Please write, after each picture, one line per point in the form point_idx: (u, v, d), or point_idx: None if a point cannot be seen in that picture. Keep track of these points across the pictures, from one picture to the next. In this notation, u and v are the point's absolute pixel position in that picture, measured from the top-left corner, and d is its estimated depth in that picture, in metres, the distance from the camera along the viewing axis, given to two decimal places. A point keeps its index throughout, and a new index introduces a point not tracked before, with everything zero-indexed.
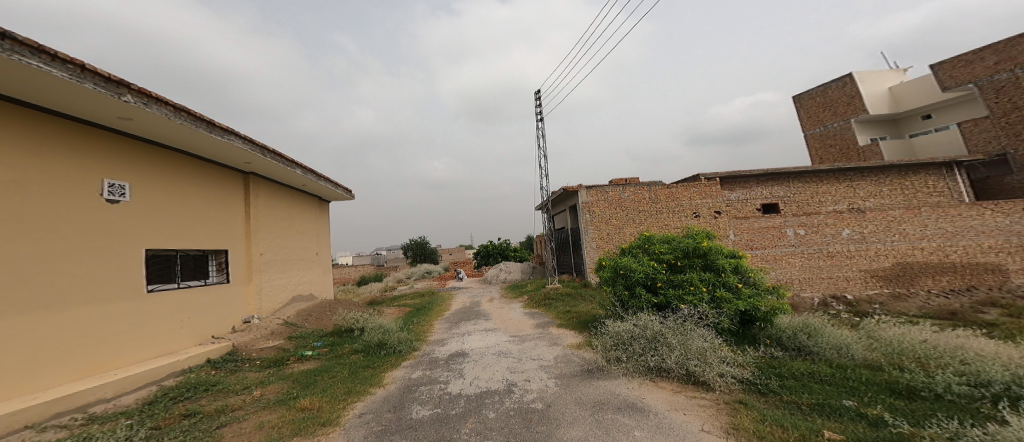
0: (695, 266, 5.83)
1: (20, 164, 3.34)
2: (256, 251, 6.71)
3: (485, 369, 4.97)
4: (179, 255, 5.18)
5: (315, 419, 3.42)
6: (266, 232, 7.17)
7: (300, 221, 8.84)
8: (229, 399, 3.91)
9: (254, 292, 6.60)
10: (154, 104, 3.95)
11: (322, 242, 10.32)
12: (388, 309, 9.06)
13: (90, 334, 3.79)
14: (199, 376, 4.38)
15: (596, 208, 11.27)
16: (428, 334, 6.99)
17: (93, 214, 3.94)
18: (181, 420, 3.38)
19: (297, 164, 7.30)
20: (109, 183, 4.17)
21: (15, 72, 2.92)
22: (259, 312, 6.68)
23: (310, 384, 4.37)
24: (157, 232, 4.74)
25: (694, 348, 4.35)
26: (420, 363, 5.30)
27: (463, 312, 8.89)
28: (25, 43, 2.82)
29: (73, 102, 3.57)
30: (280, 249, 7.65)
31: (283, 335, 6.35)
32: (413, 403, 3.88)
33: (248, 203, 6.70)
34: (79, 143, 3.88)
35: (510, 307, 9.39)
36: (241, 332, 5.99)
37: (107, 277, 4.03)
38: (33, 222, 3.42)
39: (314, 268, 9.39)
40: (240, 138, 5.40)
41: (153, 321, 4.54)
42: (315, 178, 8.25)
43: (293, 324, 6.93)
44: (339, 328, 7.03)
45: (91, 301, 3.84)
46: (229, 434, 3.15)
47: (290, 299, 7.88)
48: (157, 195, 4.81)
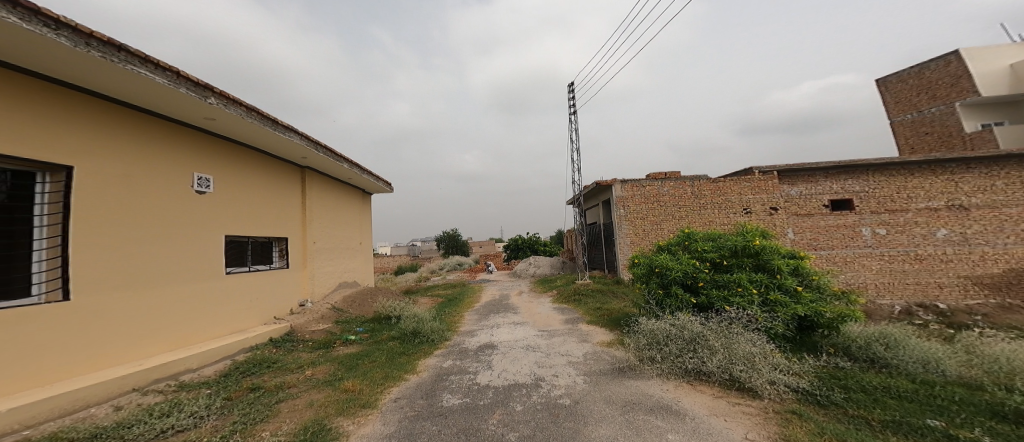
0: (744, 266, 5.43)
1: (129, 159, 3.85)
2: (310, 239, 7.28)
3: (512, 362, 5.03)
4: (250, 241, 5.79)
5: (355, 401, 3.67)
6: (319, 222, 7.76)
7: (347, 213, 9.45)
8: (285, 376, 4.31)
9: (308, 278, 7.17)
10: (232, 105, 4.40)
11: (365, 233, 10.95)
12: (423, 299, 9.44)
13: (179, 310, 4.33)
14: (263, 354, 4.88)
15: (632, 202, 10.84)
16: (459, 325, 7.21)
17: (185, 204, 4.50)
18: (247, 393, 3.78)
19: (345, 159, 7.80)
20: (198, 176, 4.73)
21: (128, 79, 3.38)
22: (312, 296, 7.26)
23: (353, 367, 4.69)
24: (233, 221, 5.31)
25: (740, 352, 4.09)
26: (451, 353, 5.48)
27: (492, 304, 9.09)
28: (135, 54, 3.25)
29: (170, 105, 4.06)
30: (329, 238, 8.22)
31: (331, 319, 6.87)
32: (444, 391, 4.03)
33: (304, 195, 7.29)
34: (170, 141, 4.35)
35: (539, 301, 9.37)
36: (297, 314, 6.58)
37: (192, 260, 4.56)
38: (144, 208, 3.98)
39: (358, 257, 10.02)
40: (298, 134, 5.84)
41: (228, 300, 5.08)
42: (360, 172, 8.76)
43: (340, 309, 7.44)
44: (379, 315, 7.48)
45: (182, 281, 4.40)
46: (284, 410, 3.48)
47: (337, 286, 8.48)
48: (233, 188, 5.37)
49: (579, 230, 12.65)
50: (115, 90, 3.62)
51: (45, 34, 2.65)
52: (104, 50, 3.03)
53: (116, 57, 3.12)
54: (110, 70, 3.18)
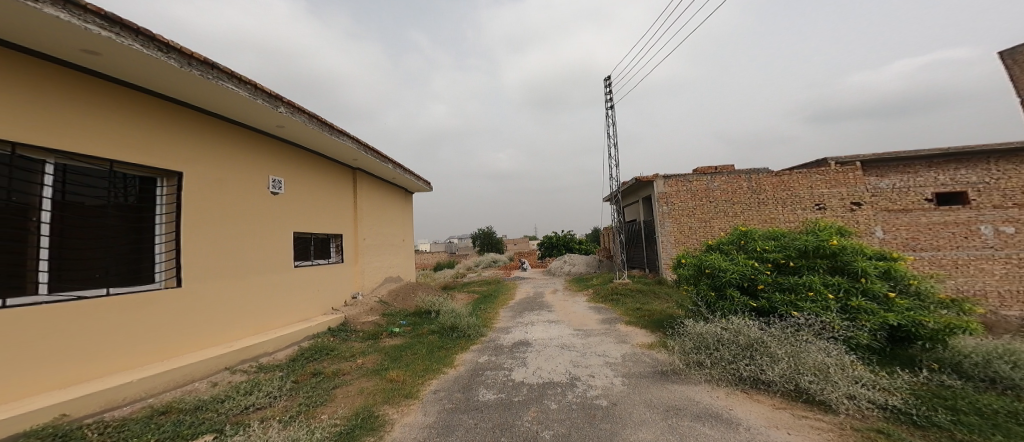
0: (818, 268, 4.34)
1: (219, 165, 4.28)
2: (361, 236, 7.77)
3: (547, 360, 4.94)
4: (313, 238, 6.30)
5: (399, 391, 3.84)
6: (367, 220, 8.26)
7: (391, 212, 9.94)
8: (340, 364, 4.63)
9: (359, 273, 7.65)
10: (297, 113, 4.74)
11: (407, 231, 11.44)
12: (460, 295, 9.70)
13: (260, 299, 4.79)
14: (323, 341, 5.28)
15: (676, 199, 10.24)
16: (494, 322, 7.31)
17: (264, 204, 4.96)
18: (311, 378, 4.12)
19: (390, 160, 8.19)
20: (273, 179, 5.18)
21: (216, 93, 3.74)
22: (362, 289, 7.75)
23: (397, 358, 4.94)
24: (300, 220, 5.78)
25: (809, 361, 3.36)
26: (486, 349, 5.57)
27: (526, 301, 9.09)
28: (224, 71, 3.59)
29: (250, 115, 4.43)
30: (377, 235, 8.72)
31: (379, 312, 7.29)
32: (480, 386, 4.04)
33: (355, 195, 7.77)
34: (251, 149, 4.81)
35: (574, 300, 9.21)
36: (351, 306, 7.06)
37: (271, 254, 5.02)
38: (235, 208, 4.45)
39: (401, 253, 10.51)
40: (349, 138, 6.19)
41: (297, 290, 5.56)
42: (403, 172, 9.17)
43: (386, 302, 7.87)
44: (419, 309, 7.81)
45: (263, 273, 4.87)
46: (340, 395, 3.74)
47: (383, 280, 8.96)
48: (299, 190, 5.84)
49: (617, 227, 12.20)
50: (212, 105, 4.05)
51: (154, 55, 3.00)
52: (201, 69, 3.39)
53: (210, 74, 3.47)
54: (204, 86, 3.54)
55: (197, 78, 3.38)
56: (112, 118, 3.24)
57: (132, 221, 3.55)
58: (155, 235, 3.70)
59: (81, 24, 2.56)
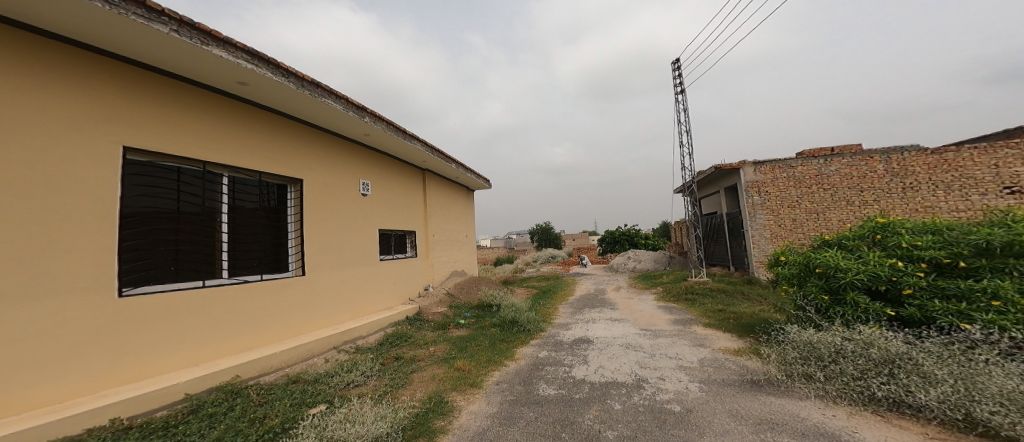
0: (1003, 272, 2.97)
1: (324, 171, 4.81)
2: (430, 232, 8.20)
3: (611, 359, 4.43)
4: (391, 234, 6.82)
5: (465, 380, 3.93)
6: (435, 217, 8.69)
7: (455, 209, 10.34)
8: (416, 350, 4.92)
9: (429, 267, 8.10)
10: (379, 121, 5.06)
11: (469, 227, 11.83)
12: (519, 290, 9.77)
13: (358, 288, 5.31)
14: (402, 329, 5.67)
15: (773, 187, 8.85)
16: (554, 318, 7.19)
17: (358, 205, 5.46)
18: (393, 361, 4.43)
19: (453, 160, 8.50)
20: (364, 182, 5.68)
21: (316, 108, 4.14)
22: (432, 282, 8.19)
23: (463, 348, 5.11)
24: (384, 217, 6.27)
25: (991, 386, 2.31)
26: (546, 344, 5.43)
27: (586, 298, 8.81)
28: (324, 88, 3.96)
29: (344, 126, 4.84)
30: (443, 231, 9.15)
31: (446, 304, 7.66)
32: (540, 380, 3.88)
33: (426, 194, 8.21)
34: (347, 156, 5.33)
35: (640, 298, 8.65)
36: (423, 298, 7.52)
37: (364, 249, 5.53)
38: (338, 208, 4.99)
39: (465, 248, 10.90)
40: (420, 142, 6.52)
41: (383, 280, 6.05)
42: (465, 172, 9.45)
43: (452, 295, 8.23)
44: (482, 303, 8.02)
45: (359, 265, 5.38)
46: (417, 379, 3.95)
47: (449, 274, 9.38)
48: (383, 191, 6.33)
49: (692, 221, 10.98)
50: (321, 120, 4.54)
51: (280, 80, 3.42)
52: (308, 88, 3.77)
53: (316, 92, 3.87)
54: (310, 103, 3.96)
55: (307, 97, 3.79)
56: (250, 134, 3.77)
57: (273, 220, 4.21)
58: (289, 232, 4.33)
59: (234, 60, 3.02)
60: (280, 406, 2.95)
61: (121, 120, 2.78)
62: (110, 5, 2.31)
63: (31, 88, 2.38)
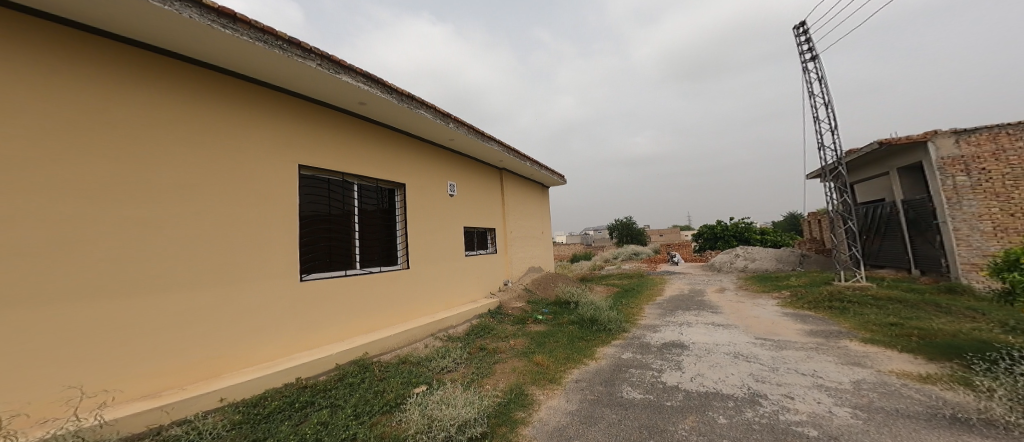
0: None
1: (420, 175, 5.28)
2: (508, 229, 8.42)
3: (713, 368, 3.96)
4: (474, 231, 7.19)
5: (544, 375, 3.96)
6: (513, 214, 8.89)
7: (531, 205, 10.43)
8: (499, 342, 5.12)
9: (508, 263, 8.35)
10: (461, 126, 5.37)
11: (545, 224, 11.83)
12: (599, 288, 9.48)
13: (448, 281, 5.74)
14: (485, 321, 5.96)
15: (996, 163, 6.39)
16: (639, 318, 6.80)
17: (446, 205, 5.88)
18: (479, 351, 4.66)
19: (529, 158, 8.59)
20: (451, 184, 6.08)
21: (410, 119, 4.55)
22: (511, 277, 8.43)
23: (541, 344, 5.14)
24: (468, 216, 6.63)
25: None
26: (630, 345, 5.15)
27: (677, 300, 8.05)
28: (417, 100, 4.33)
29: (433, 133, 5.23)
30: (520, 228, 9.31)
31: (525, 299, 7.81)
32: (623, 383, 3.71)
33: (503, 192, 8.44)
34: (437, 160, 5.76)
35: (758, 303, 7.32)
36: (503, 292, 7.79)
37: (453, 245, 5.94)
38: (432, 208, 5.46)
39: (541, 244, 10.94)
40: (496, 142, 6.73)
41: (468, 275, 6.42)
42: (539, 169, 9.45)
43: (530, 290, 8.36)
44: (559, 299, 7.98)
45: (449, 259, 5.80)
46: (499, 370, 4.10)
47: (527, 270, 9.54)
48: (466, 191, 6.70)
49: (844, 214, 8.50)
50: (415, 129, 4.97)
51: (385, 97, 3.85)
52: (406, 102, 4.17)
53: (412, 104, 4.27)
54: (407, 115, 4.38)
55: (405, 109, 4.20)
56: (366, 145, 4.33)
57: (385, 220, 4.79)
58: (398, 231, 4.87)
59: (355, 84, 3.50)
60: (394, 383, 3.35)
61: (287, 142, 3.44)
62: (278, 49, 2.86)
63: (241, 121, 3.10)
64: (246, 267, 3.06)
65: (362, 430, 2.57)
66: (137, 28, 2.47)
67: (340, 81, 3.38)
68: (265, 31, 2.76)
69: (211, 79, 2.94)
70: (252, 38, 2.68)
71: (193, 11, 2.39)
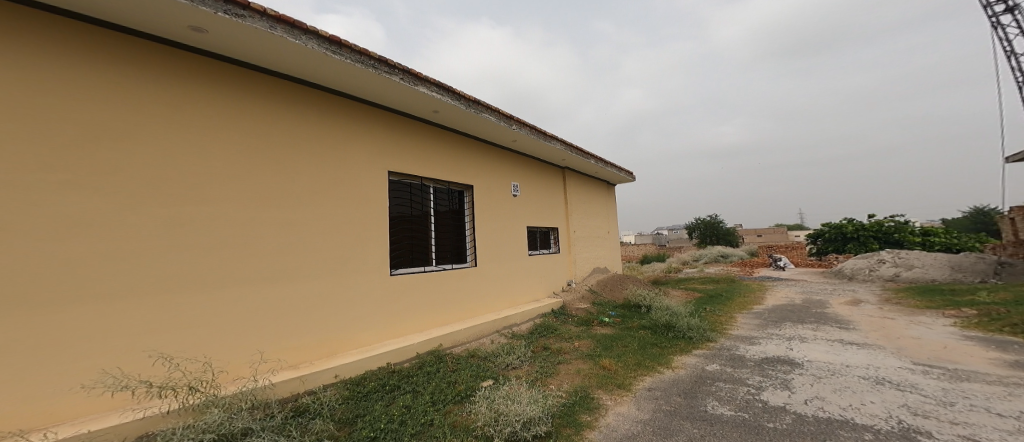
0: None
1: (486, 176, 5.39)
2: (572, 228, 8.24)
3: (839, 392, 3.32)
4: (537, 230, 7.16)
5: (612, 380, 3.75)
6: (577, 213, 8.68)
7: (596, 204, 10.07)
8: (563, 343, 5.00)
9: (571, 263, 8.17)
10: (523, 127, 5.38)
11: (611, 222, 11.33)
12: (676, 291, 8.79)
13: (513, 279, 5.78)
14: (548, 321, 5.88)
15: None
16: (731, 329, 6.08)
17: (510, 205, 5.92)
18: (541, 351, 4.60)
19: (594, 155, 8.31)
20: (514, 184, 6.11)
21: (477, 123, 4.67)
22: (574, 277, 8.23)
23: (608, 347, 4.92)
24: (531, 215, 6.62)
25: None
26: (716, 357, 4.65)
27: (784, 311, 6.99)
28: (482, 104, 4.44)
29: (498, 135, 5.31)
30: (584, 227, 9.04)
31: (590, 300, 7.57)
32: (709, 396, 3.36)
33: (566, 191, 8.28)
34: (501, 162, 5.83)
35: (921, 319, 5.71)
36: (566, 292, 7.63)
37: (517, 244, 5.96)
38: (496, 208, 5.54)
39: (607, 245, 10.51)
40: (559, 141, 6.63)
41: (531, 274, 6.39)
42: (605, 166, 9.09)
43: (596, 291, 8.07)
44: (629, 302, 7.59)
45: (513, 258, 5.82)
46: (563, 371, 3.99)
47: (591, 271, 9.25)
48: (530, 192, 6.70)
49: None
50: (481, 132, 5.10)
51: (455, 104, 4.01)
52: (473, 107, 4.29)
53: (478, 109, 4.38)
54: (473, 119, 4.49)
55: (473, 115, 4.34)
56: (438, 149, 4.56)
57: (455, 220, 4.98)
58: (467, 231, 5.03)
59: (431, 95, 3.70)
60: (464, 375, 3.45)
61: (375, 150, 3.77)
62: (372, 68, 3.13)
63: (345, 132, 3.51)
64: (352, 260, 3.45)
65: (437, 417, 2.68)
66: (280, 60, 2.88)
67: (418, 92, 3.61)
68: (363, 53, 3.03)
69: (318, 99, 3.33)
70: (353, 61, 2.97)
71: (313, 42, 2.71)
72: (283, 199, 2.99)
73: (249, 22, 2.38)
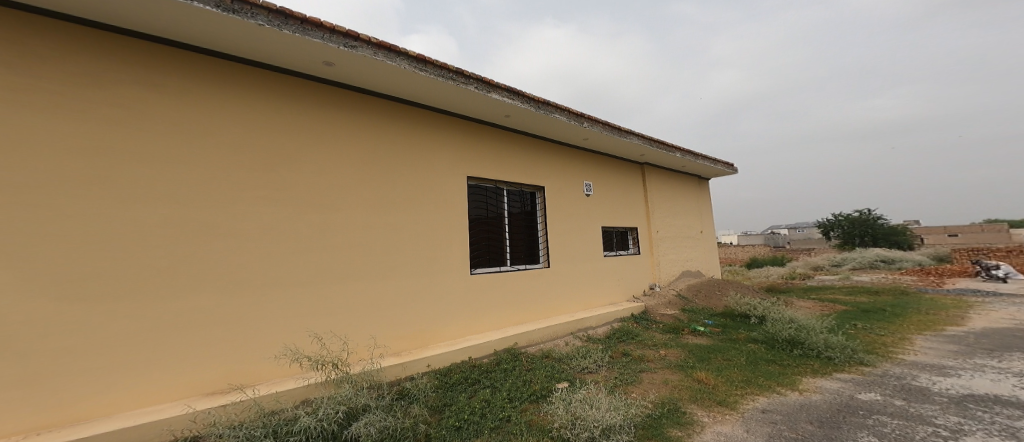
0: None
1: (557, 177, 5.45)
2: (654, 228, 7.81)
3: None
4: (613, 231, 6.96)
5: (711, 395, 3.47)
6: (660, 212, 8.17)
7: (684, 201, 9.30)
8: (646, 350, 4.80)
9: (655, 264, 7.72)
10: (596, 124, 5.30)
11: (704, 221, 10.31)
12: (804, 303, 7.59)
13: (586, 280, 5.73)
14: (627, 325, 5.68)
15: None
16: (900, 351, 4.61)
17: (583, 206, 5.87)
18: (621, 356, 4.49)
19: (679, 148, 7.70)
20: (586, 183, 6.03)
21: (548, 124, 4.77)
22: (659, 281, 7.76)
23: (705, 359, 4.53)
24: (606, 215, 6.46)
25: None
26: (880, 385, 3.62)
27: (1002, 338, 4.98)
28: (552, 105, 4.53)
29: (568, 135, 5.33)
30: (669, 227, 8.45)
31: (679, 306, 7.07)
32: (861, 429, 2.75)
33: (646, 189, 7.85)
34: (572, 162, 5.83)
35: None
36: (649, 297, 7.24)
37: (591, 245, 5.89)
38: (568, 208, 5.55)
39: (700, 246, 9.60)
40: (636, 136, 6.33)
41: (607, 276, 6.25)
42: (694, 159, 8.35)
43: (686, 298, 7.49)
44: (732, 312, 6.80)
45: (587, 259, 5.77)
46: (647, 380, 3.85)
47: (681, 274, 8.60)
48: (604, 191, 6.54)
49: None
50: (552, 133, 5.19)
51: (525, 107, 4.18)
52: (542, 108, 4.41)
53: (547, 109, 4.47)
54: (542, 120, 4.59)
55: (543, 115, 4.46)
56: (511, 154, 4.79)
57: (528, 222, 5.15)
58: (539, 232, 5.16)
59: (502, 99, 3.93)
60: (540, 375, 3.58)
61: (455, 158, 4.14)
62: (450, 80, 3.47)
63: (432, 144, 3.94)
64: (440, 260, 3.84)
65: (514, 414, 2.83)
66: (379, 83, 3.37)
67: (491, 98, 3.86)
68: (443, 67, 3.37)
69: (409, 115, 3.78)
70: (436, 75, 3.32)
71: (405, 61, 3.10)
72: (386, 206, 3.49)
73: (358, 51, 2.83)
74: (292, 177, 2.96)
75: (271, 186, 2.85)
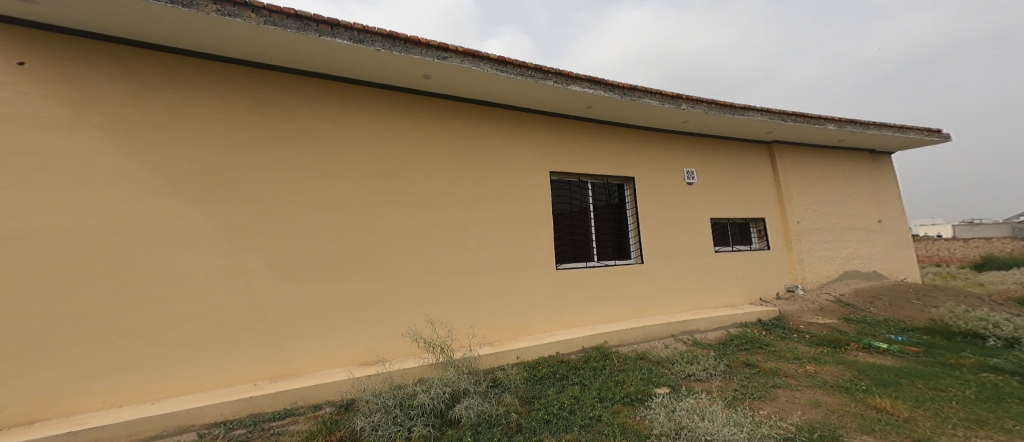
0: None
1: (650, 166, 5.03)
2: (792, 219, 6.47)
3: None
4: (730, 223, 6.04)
5: (902, 430, 2.49)
6: (801, 199, 6.70)
7: (845, 181, 7.32)
8: (781, 363, 3.94)
9: (795, 262, 6.42)
10: (699, 104, 4.68)
11: (886, 207, 7.87)
12: None
13: (690, 278, 5.15)
14: (750, 332, 4.86)
15: None
16: None
17: (684, 196, 5.27)
18: (743, 367, 3.83)
19: (829, 117, 6.15)
20: (688, 171, 5.38)
21: (640, 109, 4.40)
22: (801, 281, 6.39)
23: (888, 383, 3.36)
24: (717, 205, 5.66)
25: None
26: None
27: None
28: (641, 89, 4.18)
29: (664, 119, 4.85)
30: (818, 216, 6.82)
31: (838, 315, 5.65)
32: None
33: (777, 172, 6.55)
34: (671, 149, 5.29)
35: None
36: (787, 301, 6.02)
37: (696, 239, 5.26)
38: (665, 199, 5.08)
39: (873, 241, 7.44)
40: (759, 112, 5.33)
41: (719, 274, 5.48)
42: (855, 130, 6.54)
43: (848, 304, 5.95)
44: (943, 328, 4.96)
45: (691, 254, 5.17)
46: (784, 397, 3.14)
47: (843, 272, 6.87)
48: (713, 178, 5.74)
49: None
50: (645, 119, 4.78)
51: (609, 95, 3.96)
52: (630, 94, 4.11)
53: (636, 94, 4.16)
54: (631, 106, 4.28)
55: (630, 102, 4.15)
56: (596, 145, 4.62)
57: (617, 215, 4.88)
58: (629, 226, 4.85)
59: (584, 91, 3.81)
60: (633, 377, 3.39)
61: (540, 154, 4.18)
62: (530, 77, 3.51)
63: (517, 142, 4.06)
64: (527, 255, 3.94)
65: (605, 414, 2.71)
66: (468, 90, 3.62)
67: (572, 90, 3.77)
68: (523, 66, 3.43)
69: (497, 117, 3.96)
70: (517, 74, 3.40)
71: (489, 65, 3.25)
72: (478, 205, 3.73)
73: (449, 61, 3.07)
74: (400, 180, 3.38)
75: (383, 189, 3.29)
